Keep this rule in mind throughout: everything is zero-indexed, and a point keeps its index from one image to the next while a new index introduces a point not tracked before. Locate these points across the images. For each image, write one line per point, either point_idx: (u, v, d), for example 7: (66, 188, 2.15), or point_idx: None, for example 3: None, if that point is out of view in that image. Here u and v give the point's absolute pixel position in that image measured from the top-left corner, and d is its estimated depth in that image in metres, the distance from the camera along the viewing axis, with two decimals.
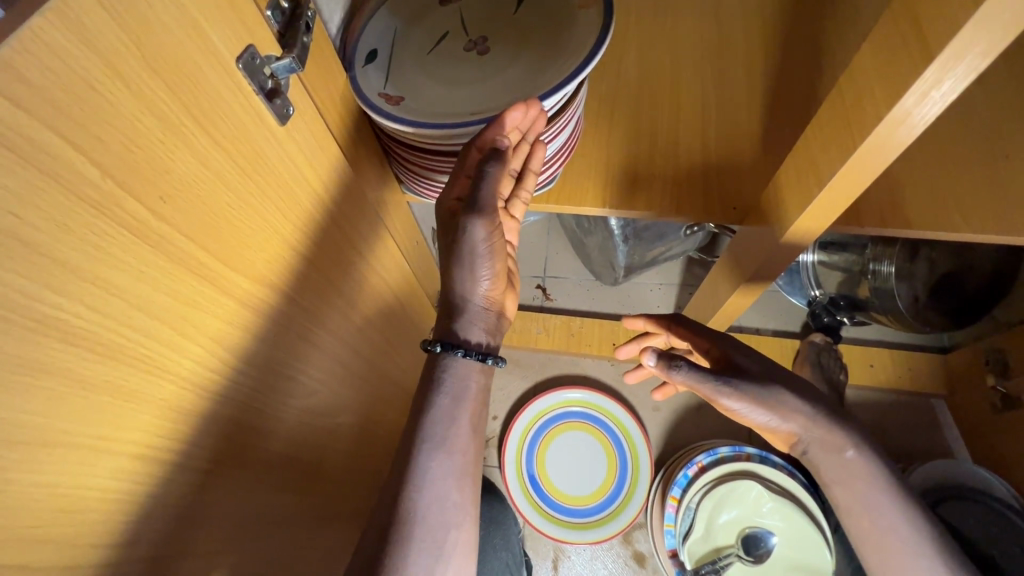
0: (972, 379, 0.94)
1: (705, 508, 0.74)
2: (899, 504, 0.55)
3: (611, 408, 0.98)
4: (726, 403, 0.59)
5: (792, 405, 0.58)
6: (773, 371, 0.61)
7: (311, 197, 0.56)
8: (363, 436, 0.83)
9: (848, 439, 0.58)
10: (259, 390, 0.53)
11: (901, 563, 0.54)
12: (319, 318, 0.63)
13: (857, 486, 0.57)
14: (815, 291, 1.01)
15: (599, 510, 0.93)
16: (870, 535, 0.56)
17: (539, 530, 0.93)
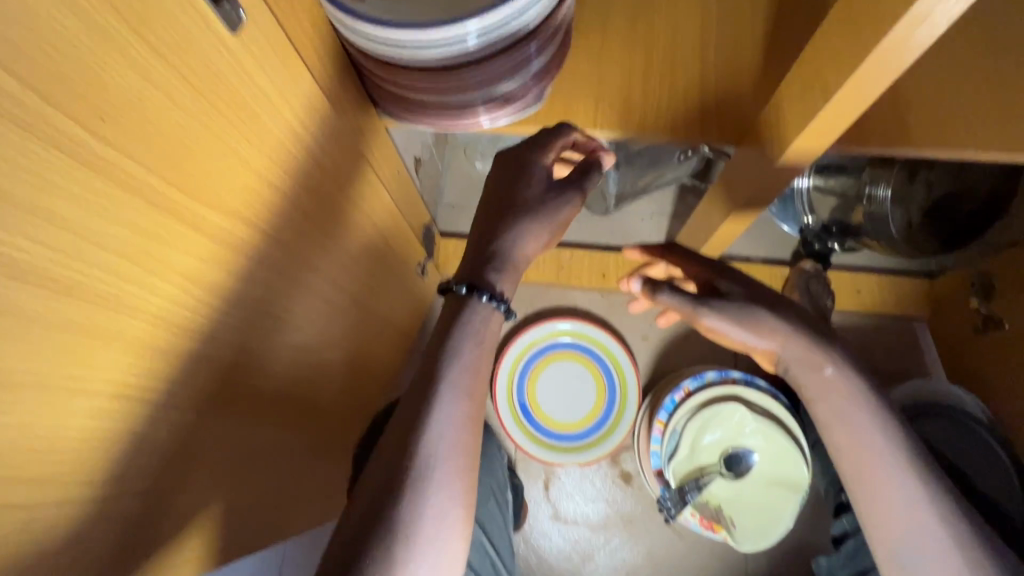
0: (955, 302, 0.95)
1: (691, 430, 0.76)
2: (874, 417, 0.56)
3: (601, 339, 0.99)
4: (706, 322, 0.61)
5: (771, 324, 0.59)
6: (762, 293, 0.62)
7: (279, 121, 0.51)
8: (353, 371, 0.83)
9: (828, 358, 0.59)
10: (241, 328, 0.51)
11: (873, 471, 0.54)
12: (301, 255, 0.60)
13: (832, 402, 0.58)
14: (807, 219, 0.98)
15: (587, 436, 0.97)
16: (847, 448, 0.56)
17: (531, 454, 0.97)
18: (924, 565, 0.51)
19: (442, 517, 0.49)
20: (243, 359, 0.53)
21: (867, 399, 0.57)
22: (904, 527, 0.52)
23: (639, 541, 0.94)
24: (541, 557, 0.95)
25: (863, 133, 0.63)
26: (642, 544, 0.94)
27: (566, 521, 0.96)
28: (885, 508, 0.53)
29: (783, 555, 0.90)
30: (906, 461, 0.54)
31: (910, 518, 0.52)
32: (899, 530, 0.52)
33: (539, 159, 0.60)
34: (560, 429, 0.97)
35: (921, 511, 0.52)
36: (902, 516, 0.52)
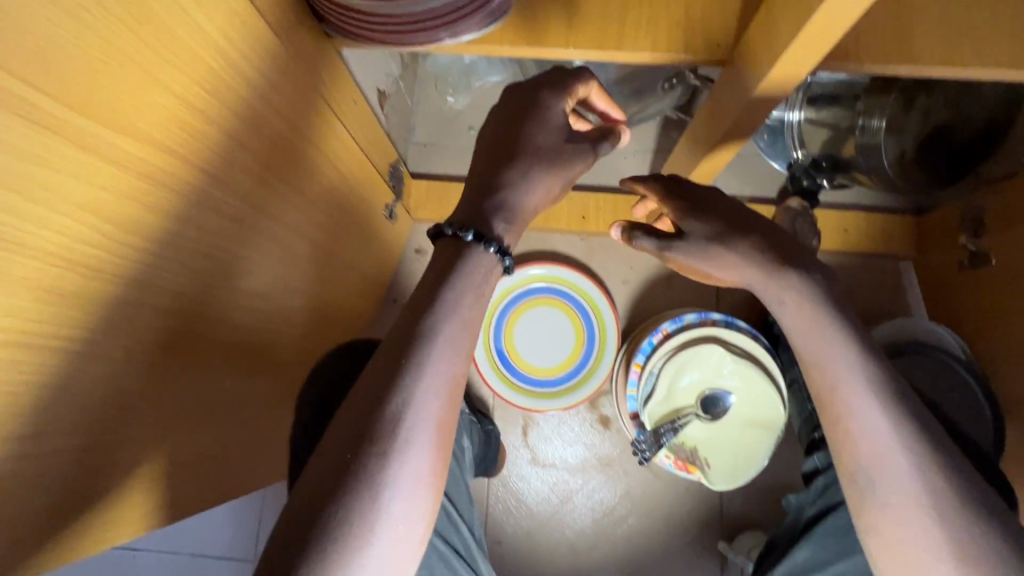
0: (942, 241, 0.92)
1: (668, 373, 0.74)
2: (841, 337, 0.47)
3: (580, 283, 0.96)
4: (677, 258, 0.54)
5: (727, 258, 0.51)
6: (723, 222, 0.52)
7: (199, 33, 0.44)
8: (316, 318, 0.79)
9: (788, 286, 0.49)
10: (179, 275, 0.47)
11: (836, 398, 0.46)
12: (247, 196, 0.54)
13: (797, 327, 0.49)
14: (797, 153, 0.94)
15: (565, 381, 0.95)
16: (827, 397, 0.47)
17: (508, 401, 0.95)
18: (888, 498, 0.43)
19: (412, 476, 0.45)
20: (187, 307, 0.49)
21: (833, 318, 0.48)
22: (870, 456, 0.44)
23: (617, 482, 0.95)
24: (520, 500, 0.95)
25: (861, 48, 0.56)
26: (620, 485, 0.94)
27: (545, 465, 0.96)
28: (850, 436, 0.45)
29: (757, 493, 0.92)
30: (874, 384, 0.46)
31: (874, 446, 0.44)
32: (864, 461, 0.45)
33: (554, 103, 0.56)
34: (539, 375, 0.95)
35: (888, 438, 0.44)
36: (877, 458, 0.44)
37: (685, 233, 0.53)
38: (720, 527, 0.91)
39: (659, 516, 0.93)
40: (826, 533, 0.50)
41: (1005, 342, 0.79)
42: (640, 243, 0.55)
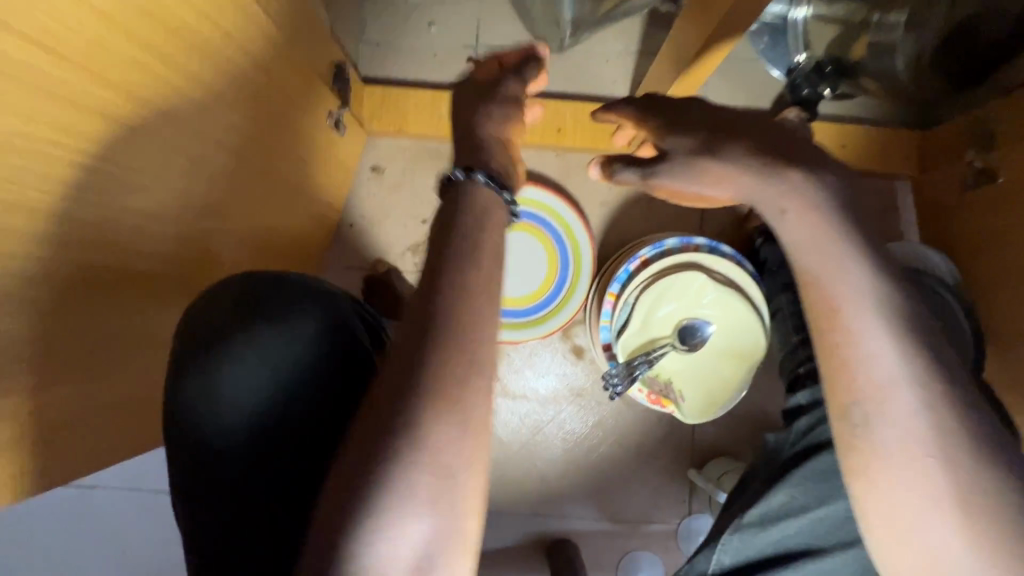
0: (948, 157, 0.84)
1: (646, 303, 0.68)
2: (849, 257, 0.41)
3: (554, 206, 0.87)
4: (661, 182, 0.48)
5: (716, 169, 0.45)
6: (707, 134, 0.46)
7: None
8: (263, 246, 0.70)
9: (791, 190, 0.42)
10: (43, 193, 0.37)
11: (840, 325, 0.40)
12: (140, 92, 0.42)
13: (798, 242, 0.42)
14: (799, 56, 0.85)
15: (536, 310, 0.88)
16: (831, 331, 0.41)
17: None
18: (888, 441, 0.38)
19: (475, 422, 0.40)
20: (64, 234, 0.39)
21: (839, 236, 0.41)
22: (870, 391, 0.39)
23: (590, 411, 0.92)
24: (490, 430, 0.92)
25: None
26: (591, 415, 0.92)
27: (515, 397, 0.92)
28: (849, 370, 0.39)
29: (733, 421, 0.90)
30: (884, 310, 0.39)
31: (880, 380, 0.39)
32: (864, 398, 0.39)
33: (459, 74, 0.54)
34: (509, 304, 0.88)
35: (896, 371, 0.38)
36: (889, 409, 0.38)
37: (666, 152, 0.47)
38: (690, 455, 0.91)
39: (630, 446, 0.91)
40: (811, 476, 0.48)
41: (1002, 271, 0.75)
42: (623, 177, 0.49)
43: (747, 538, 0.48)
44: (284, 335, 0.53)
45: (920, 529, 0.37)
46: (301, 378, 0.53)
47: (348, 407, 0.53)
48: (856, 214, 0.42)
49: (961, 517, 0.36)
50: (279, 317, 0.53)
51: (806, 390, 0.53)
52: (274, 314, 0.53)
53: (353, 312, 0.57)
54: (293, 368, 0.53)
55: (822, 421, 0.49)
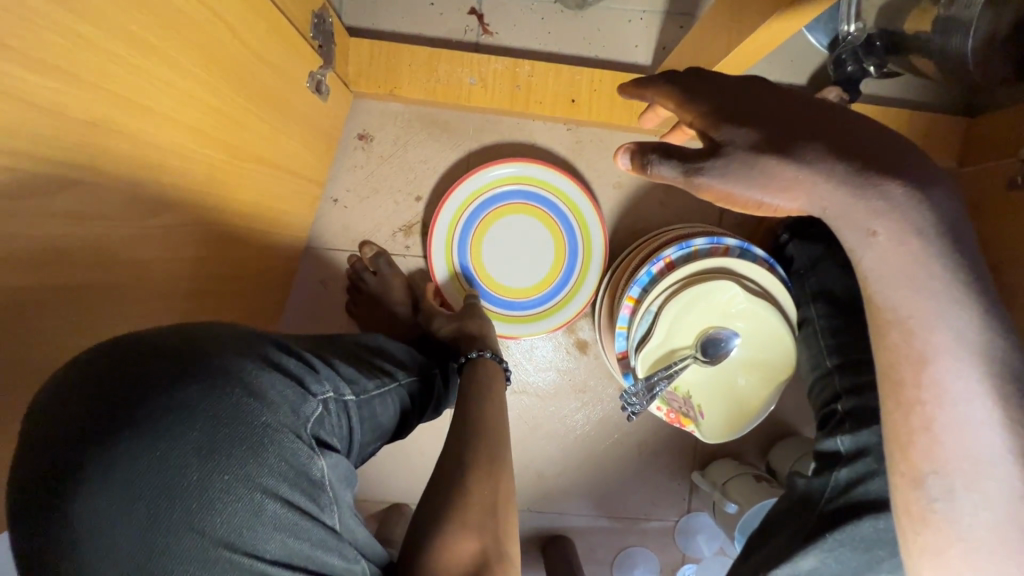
0: (997, 148, 0.77)
1: (670, 313, 0.61)
2: (952, 314, 0.37)
3: (563, 187, 0.78)
4: (714, 183, 0.39)
5: (789, 174, 0.37)
6: (775, 129, 0.38)
7: None
8: (231, 236, 0.60)
9: (888, 211, 0.36)
10: None
11: (924, 383, 0.38)
12: (48, 61, 0.33)
13: (884, 274, 0.38)
14: (849, 28, 0.74)
15: (540, 304, 0.81)
16: (914, 383, 0.38)
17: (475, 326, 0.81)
18: (965, 512, 0.37)
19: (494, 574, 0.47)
20: None
21: (951, 288, 0.37)
22: (952, 458, 0.37)
23: (593, 408, 0.87)
24: None
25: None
26: (594, 412, 0.87)
27: (516, 392, 0.87)
28: (930, 433, 0.38)
29: None
30: (981, 374, 0.36)
31: (965, 451, 0.37)
32: (942, 464, 0.38)
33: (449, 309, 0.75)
34: (512, 294, 0.81)
35: (984, 442, 0.36)
36: (975, 478, 0.37)
37: (722, 145, 0.39)
38: (693, 456, 0.88)
39: (631, 445, 0.87)
40: (848, 540, 0.45)
41: None
42: (659, 172, 0.40)
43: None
44: (175, 437, 0.37)
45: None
46: (201, 497, 0.37)
47: (270, 522, 0.39)
48: (964, 246, 0.37)
49: None
50: (163, 411, 0.38)
51: (846, 436, 0.50)
52: (156, 406, 0.38)
53: (274, 381, 0.43)
54: (188, 485, 0.37)
55: (864, 476, 0.47)
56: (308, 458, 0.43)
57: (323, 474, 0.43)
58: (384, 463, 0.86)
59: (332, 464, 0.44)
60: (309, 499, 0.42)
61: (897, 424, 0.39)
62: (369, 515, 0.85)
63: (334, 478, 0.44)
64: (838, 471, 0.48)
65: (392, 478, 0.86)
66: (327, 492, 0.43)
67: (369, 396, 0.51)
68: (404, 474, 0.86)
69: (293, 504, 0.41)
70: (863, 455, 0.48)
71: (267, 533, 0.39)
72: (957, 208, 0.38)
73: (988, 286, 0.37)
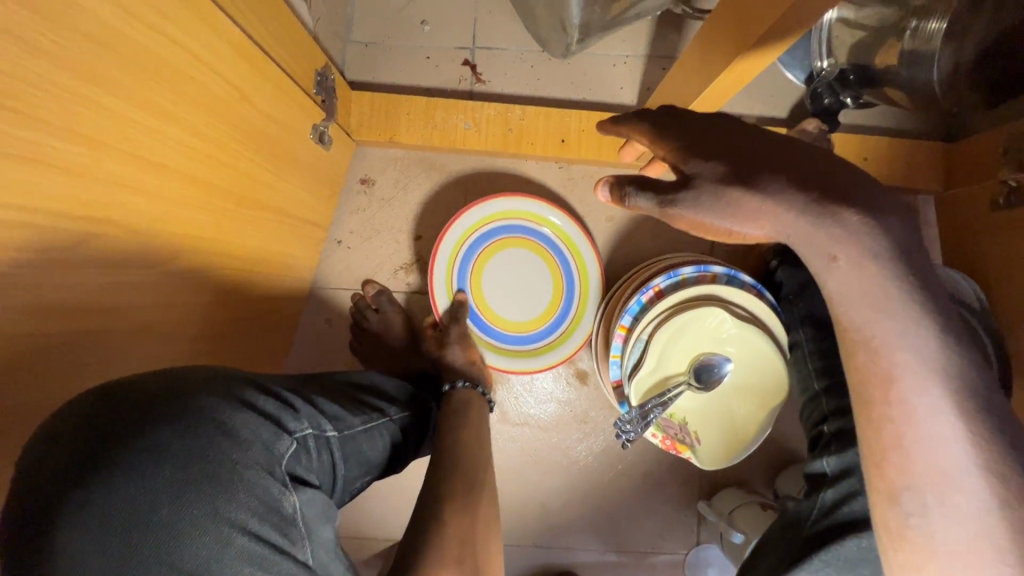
0: (978, 172, 0.79)
1: (662, 340, 0.62)
2: (911, 332, 0.38)
3: (560, 223, 0.81)
4: (687, 215, 0.42)
5: (753, 205, 0.40)
6: (741, 163, 0.41)
7: None
8: (242, 278, 0.64)
9: (847, 237, 0.38)
10: None
11: (892, 401, 0.38)
12: (77, 128, 0.37)
13: (848, 295, 0.39)
14: (822, 63, 0.79)
15: (540, 339, 0.82)
16: (882, 404, 0.39)
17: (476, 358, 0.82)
18: (939, 526, 0.37)
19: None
20: None
21: (908, 305, 0.38)
22: (924, 474, 0.38)
23: (595, 439, 0.87)
24: None
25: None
26: (596, 443, 0.87)
27: (517, 423, 0.87)
28: (900, 450, 0.38)
29: None
30: (946, 388, 0.37)
31: (935, 465, 0.37)
32: (915, 479, 0.38)
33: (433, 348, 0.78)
34: (512, 329, 0.83)
35: (952, 457, 0.37)
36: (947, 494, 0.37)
37: (691, 178, 0.42)
38: (697, 484, 0.87)
39: (636, 475, 0.87)
40: (832, 560, 0.45)
41: None
42: (636, 203, 0.45)
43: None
44: (145, 474, 0.39)
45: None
46: (170, 532, 0.38)
47: (239, 556, 0.40)
48: (919, 269, 0.39)
49: None
50: (135, 450, 0.39)
51: (832, 457, 0.49)
52: (130, 445, 0.39)
53: (248, 420, 0.45)
54: (158, 521, 0.38)
55: (850, 496, 0.47)
56: (281, 493, 0.44)
57: (294, 508, 0.44)
58: (387, 498, 0.86)
59: (306, 499, 0.45)
60: (280, 534, 0.43)
61: (870, 442, 0.40)
62: (376, 553, 0.85)
63: (307, 513, 0.45)
64: (824, 492, 0.48)
65: (397, 515, 0.86)
66: (299, 527, 0.44)
67: (353, 431, 0.53)
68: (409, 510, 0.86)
69: (262, 538, 0.41)
70: (848, 475, 0.47)
71: (233, 567, 0.39)
72: (909, 234, 0.39)
73: (943, 303, 0.39)
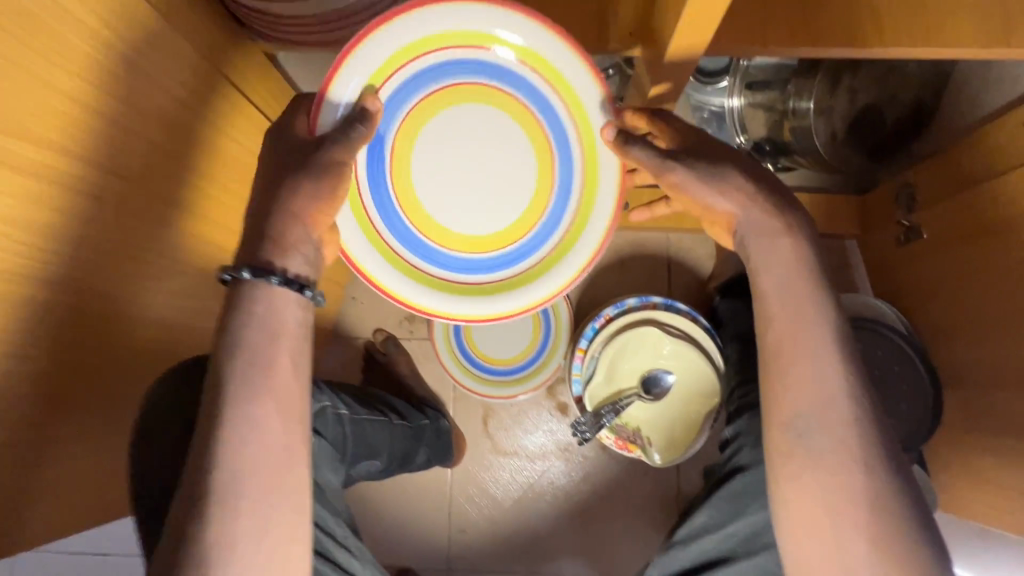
0: (885, 219, 0.93)
1: (610, 357, 0.76)
2: (816, 297, 0.49)
3: (527, 44, 0.51)
4: (673, 177, 0.51)
5: (735, 187, 0.51)
6: (726, 156, 0.52)
7: (99, 50, 0.46)
8: None
9: (784, 228, 0.51)
10: (94, 269, 0.48)
11: (798, 349, 0.49)
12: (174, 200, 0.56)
13: (762, 262, 0.51)
14: (740, 139, 0.93)
15: (510, 264, 0.56)
16: (786, 346, 0.49)
17: (456, 378, 0.95)
18: (815, 446, 0.47)
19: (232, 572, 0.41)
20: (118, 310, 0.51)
21: (813, 276, 0.50)
22: (813, 405, 0.48)
23: (576, 467, 0.96)
24: (483, 487, 0.97)
25: (780, 33, 0.58)
26: (578, 470, 0.96)
27: (508, 454, 0.98)
28: (794, 385, 0.48)
29: None
30: (836, 343, 0.49)
31: (820, 399, 0.48)
32: (803, 410, 0.48)
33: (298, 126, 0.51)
34: (466, 249, 0.56)
35: (833, 394, 0.48)
36: (829, 421, 0.47)
37: (688, 153, 0.51)
38: (675, 503, 0.94)
39: (617, 499, 0.95)
40: (724, 496, 0.58)
41: (938, 312, 0.82)
42: (632, 152, 0.50)
43: (677, 553, 0.59)
44: None
45: (832, 517, 0.46)
46: None
47: None
48: (821, 258, 0.51)
49: (863, 519, 0.45)
50: None
51: (731, 425, 0.62)
52: None
53: None
54: None
55: (742, 451, 0.59)
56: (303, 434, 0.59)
57: (319, 443, 0.60)
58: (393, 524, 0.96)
59: (320, 446, 0.60)
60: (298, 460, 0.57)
61: (773, 379, 0.49)
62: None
63: (320, 454, 0.60)
64: (726, 451, 0.62)
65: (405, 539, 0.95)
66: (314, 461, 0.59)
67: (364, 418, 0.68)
68: (412, 533, 0.96)
69: None
70: (739, 436, 0.60)
71: None
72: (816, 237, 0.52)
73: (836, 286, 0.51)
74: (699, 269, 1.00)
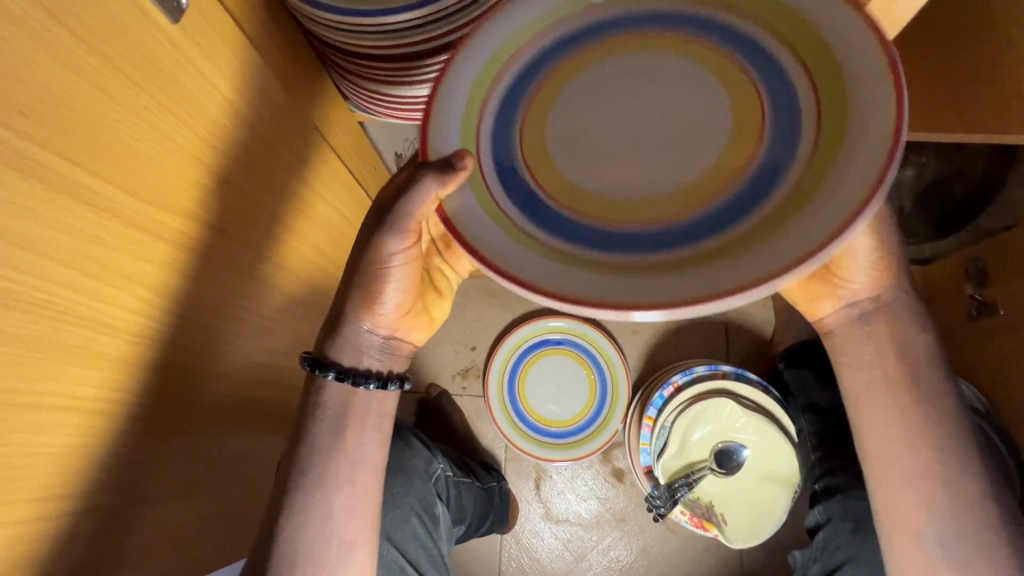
0: (951, 292, 0.90)
1: (680, 426, 0.75)
2: (932, 391, 0.48)
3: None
4: None
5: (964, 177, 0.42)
6: None
7: (242, 128, 0.47)
8: None
9: (913, 320, 0.49)
10: (210, 336, 0.47)
11: (918, 449, 0.47)
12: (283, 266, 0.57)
13: (882, 351, 0.49)
14: None
15: (722, 223, 0.31)
16: (907, 446, 0.48)
17: (510, 439, 0.93)
18: (947, 551, 0.46)
19: None
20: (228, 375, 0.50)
21: (927, 365, 0.49)
22: (942, 508, 0.47)
23: (633, 539, 0.92)
24: (535, 556, 0.93)
25: None
26: (635, 543, 0.92)
27: (558, 520, 0.94)
28: (917, 487, 0.47)
29: (779, 549, 0.89)
30: (955, 439, 0.48)
31: (948, 500, 0.47)
32: (932, 514, 0.47)
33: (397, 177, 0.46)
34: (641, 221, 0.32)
35: (960, 496, 0.47)
36: (961, 525, 0.46)
37: None
38: None
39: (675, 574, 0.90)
40: None
41: (1016, 393, 0.79)
42: None
43: None
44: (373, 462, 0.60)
45: None
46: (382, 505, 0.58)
47: (411, 533, 0.58)
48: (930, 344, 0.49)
49: None
50: None
51: (820, 505, 0.60)
52: None
53: (419, 447, 0.63)
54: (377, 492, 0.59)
55: (833, 538, 0.58)
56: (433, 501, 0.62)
57: (443, 513, 0.63)
58: None
59: (441, 512, 0.63)
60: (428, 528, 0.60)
61: (892, 479, 0.48)
62: None
63: (442, 522, 0.63)
64: (815, 536, 0.60)
65: None
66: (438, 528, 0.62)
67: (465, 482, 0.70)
68: None
69: (423, 527, 0.60)
70: (828, 521, 0.59)
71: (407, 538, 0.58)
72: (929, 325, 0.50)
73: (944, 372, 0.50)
74: (760, 333, 0.97)
